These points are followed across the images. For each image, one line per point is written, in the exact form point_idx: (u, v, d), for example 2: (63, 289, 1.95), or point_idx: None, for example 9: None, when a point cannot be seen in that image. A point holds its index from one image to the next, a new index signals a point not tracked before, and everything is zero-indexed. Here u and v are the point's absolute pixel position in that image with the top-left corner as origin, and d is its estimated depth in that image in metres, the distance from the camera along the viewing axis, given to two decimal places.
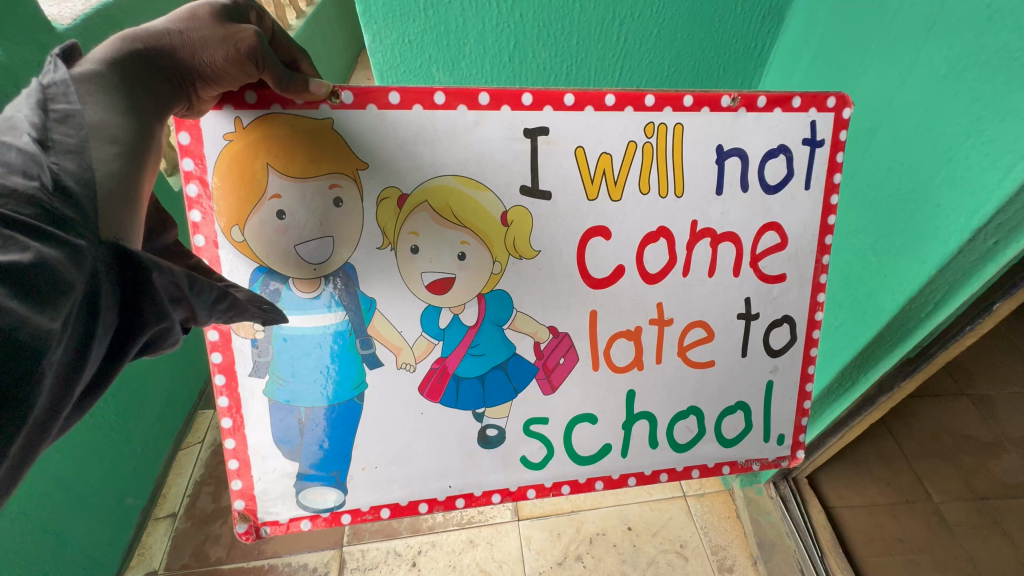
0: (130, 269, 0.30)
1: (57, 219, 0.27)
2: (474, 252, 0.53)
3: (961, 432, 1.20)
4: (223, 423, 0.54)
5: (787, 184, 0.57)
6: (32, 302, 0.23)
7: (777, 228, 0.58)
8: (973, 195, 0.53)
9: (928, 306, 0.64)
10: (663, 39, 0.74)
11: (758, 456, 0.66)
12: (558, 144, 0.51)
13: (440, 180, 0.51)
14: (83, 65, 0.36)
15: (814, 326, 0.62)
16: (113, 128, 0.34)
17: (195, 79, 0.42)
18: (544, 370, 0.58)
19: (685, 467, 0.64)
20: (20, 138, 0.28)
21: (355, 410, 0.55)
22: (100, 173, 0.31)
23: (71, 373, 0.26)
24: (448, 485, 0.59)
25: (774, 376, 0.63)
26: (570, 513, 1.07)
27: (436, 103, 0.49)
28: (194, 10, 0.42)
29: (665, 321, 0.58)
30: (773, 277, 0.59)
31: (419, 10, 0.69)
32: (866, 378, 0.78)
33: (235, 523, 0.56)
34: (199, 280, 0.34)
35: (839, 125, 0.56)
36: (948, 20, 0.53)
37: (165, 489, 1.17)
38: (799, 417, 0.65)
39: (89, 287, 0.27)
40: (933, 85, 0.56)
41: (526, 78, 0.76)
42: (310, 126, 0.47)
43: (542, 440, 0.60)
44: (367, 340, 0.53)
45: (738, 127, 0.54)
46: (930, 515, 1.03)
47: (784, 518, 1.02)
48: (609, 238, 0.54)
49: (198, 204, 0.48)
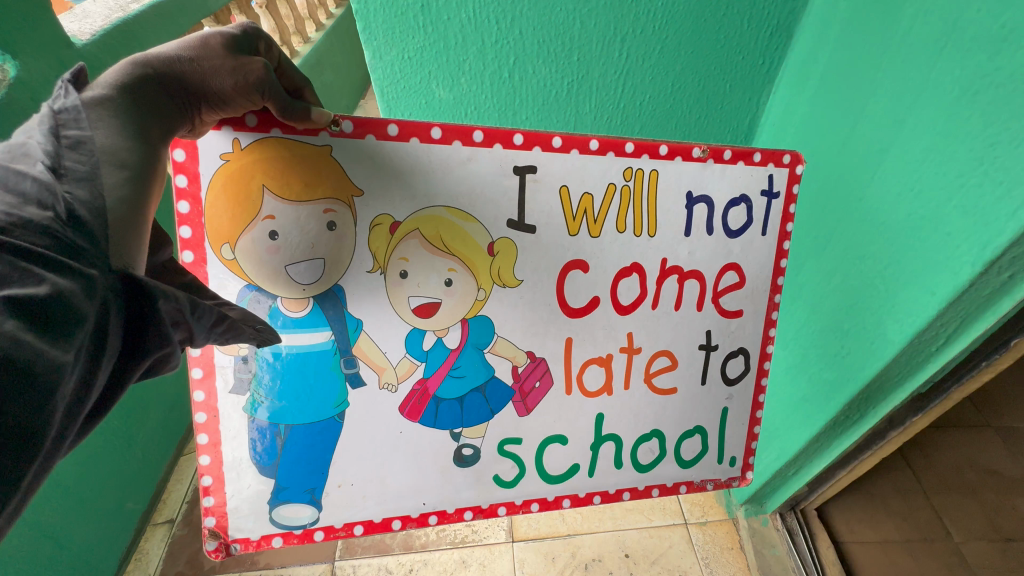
0: (135, 297, 0.31)
1: (69, 249, 0.28)
2: (460, 279, 0.54)
3: (988, 468, 1.15)
4: (199, 440, 0.54)
5: (747, 230, 0.59)
6: (47, 336, 0.24)
7: (737, 269, 0.60)
8: (987, 224, 0.50)
9: (940, 338, 0.60)
10: (665, 57, 0.71)
11: (712, 476, 0.69)
12: (545, 181, 0.53)
13: (432, 210, 0.52)
14: (94, 89, 0.37)
15: (766, 358, 0.65)
16: (124, 152, 0.35)
17: (201, 102, 0.43)
18: (520, 393, 0.60)
19: (646, 487, 0.67)
20: (34, 166, 0.29)
21: (335, 428, 0.56)
22: (111, 200, 0.32)
23: (81, 399, 0.27)
24: (422, 503, 0.60)
25: (729, 403, 0.66)
26: (566, 536, 1.05)
27: (432, 138, 0.50)
28: (205, 39, 0.42)
29: (634, 349, 0.61)
30: (731, 313, 0.62)
31: (418, 28, 0.68)
32: (874, 412, 0.74)
33: (205, 540, 0.56)
34: (201, 304, 0.35)
35: (793, 180, 0.58)
36: (960, 39, 0.49)
37: (165, 494, 1.19)
38: (749, 441, 0.68)
39: (99, 318, 0.28)
40: (945, 107, 0.52)
41: (526, 95, 0.75)
42: (307, 152, 0.48)
43: (515, 459, 0.62)
44: (351, 360, 0.54)
45: (706, 177, 0.56)
46: (949, 555, 0.99)
47: (791, 551, 0.97)
48: (587, 271, 0.57)
49: (188, 221, 0.48)
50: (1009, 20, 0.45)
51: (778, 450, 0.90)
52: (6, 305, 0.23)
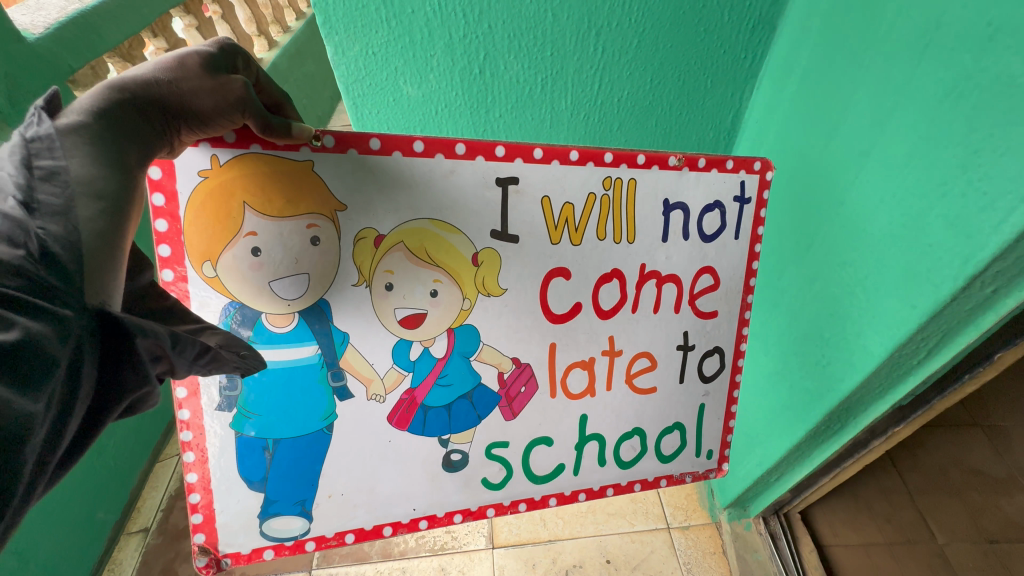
0: (112, 334, 0.31)
1: (42, 287, 0.28)
2: (446, 290, 0.55)
3: (974, 467, 1.19)
4: (186, 458, 0.54)
5: (720, 234, 0.62)
6: (17, 387, 0.25)
7: (711, 271, 0.63)
8: (969, 237, 0.47)
9: (921, 352, 0.60)
10: (644, 50, 0.69)
11: (690, 469, 0.72)
12: (527, 193, 0.54)
13: (416, 223, 0.52)
14: (69, 115, 0.36)
15: (739, 355, 0.68)
16: (100, 182, 0.35)
17: (181, 123, 0.42)
18: (507, 398, 0.61)
19: (629, 481, 0.69)
20: (5, 202, 0.29)
21: (324, 440, 0.56)
22: (85, 233, 0.32)
23: (54, 443, 0.28)
24: (412, 509, 0.61)
25: (706, 399, 0.69)
26: (547, 542, 1.06)
27: (415, 151, 0.51)
28: (182, 58, 0.41)
29: (615, 352, 0.63)
30: (707, 314, 0.65)
31: (381, 21, 0.66)
32: (856, 423, 0.75)
33: (195, 557, 0.56)
34: (181, 337, 0.36)
35: (763, 186, 0.61)
36: (944, 37, 0.46)
37: (140, 502, 1.20)
38: (724, 434, 0.71)
39: (73, 359, 0.28)
40: (928, 112, 0.49)
41: (498, 92, 0.73)
42: (289, 167, 0.48)
43: (502, 462, 0.63)
44: (339, 372, 0.54)
45: (681, 184, 0.58)
46: (931, 556, 1.02)
47: (773, 556, 0.99)
48: (569, 278, 0.58)
49: (167, 239, 0.48)
50: (997, 17, 0.42)
51: (759, 457, 0.90)
52: None
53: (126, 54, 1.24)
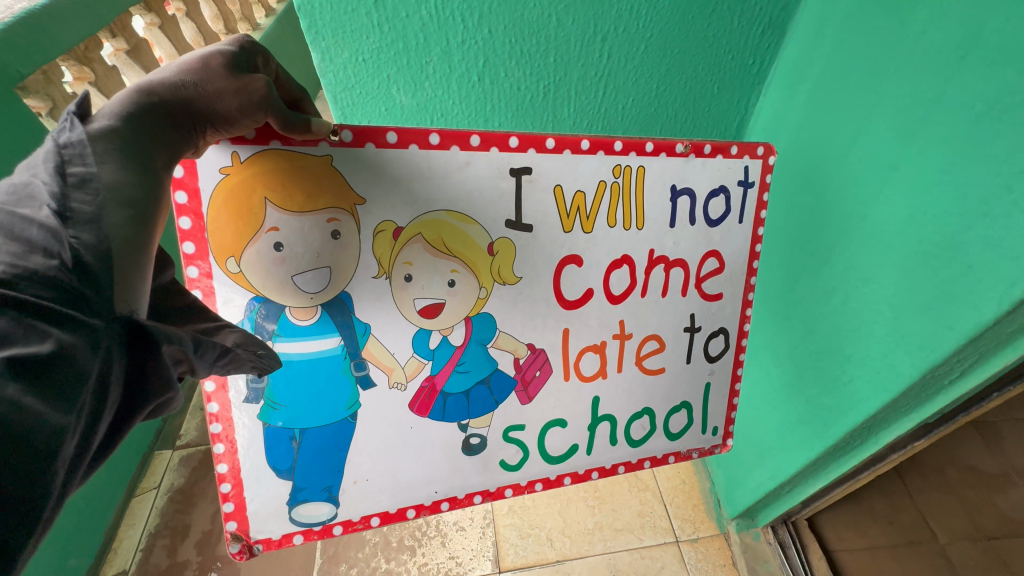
0: (141, 343, 0.32)
1: (76, 297, 0.29)
2: (463, 279, 0.56)
3: (968, 465, 1.26)
4: (216, 449, 0.55)
5: (725, 219, 0.63)
6: (47, 399, 0.26)
7: (717, 255, 0.65)
8: (1015, 259, 0.46)
9: (954, 372, 0.59)
10: (651, 56, 0.69)
11: (697, 446, 0.75)
12: (540, 181, 0.56)
13: (433, 215, 0.53)
14: (100, 120, 0.37)
15: (743, 336, 0.70)
16: (129, 188, 0.35)
17: (206, 125, 0.43)
18: (522, 382, 0.63)
19: (639, 459, 0.72)
20: (40, 211, 0.30)
21: (348, 428, 0.58)
22: (114, 240, 0.32)
23: (85, 448, 0.28)
24: (434, 491, 0.63)
25: (711, 378, 0.71)
26: (555, 564, 1.03)
27: (431, 143, 0.51)
28: (206, 60, 0.42)
29: (626, 335, 0.65)
30: (712, 296, 0.67)
31: (372, 27, 0.63)
32: (876, 439, 0.74)
33: (229, 544, 0.57)
34: (203, 341, 0.37)
35: (766, 170, 0.63)
36: (986, 46, 0.46)
37: (115, 543, 1.18)
38: (729, 411, 0.74)
39: (103, 370, 0.29)
40: (967, 124, 0.49)
41: (499, 99, 0.72)
42: (308, 162, 0.49)
43: (519, 444, 0.65)
44: (361, 362, 0.56)
45: (688, 171, 0.60)
46: (935, 557, 1.07)
47: (783, 565, 1.00)
48: (581, 264, 0.60)
49: (191, 236, 0.49)
50: None
51: (772, 469, 0.91)
52: (9, 367, 0.25)
53: (82, 56, 1.18)
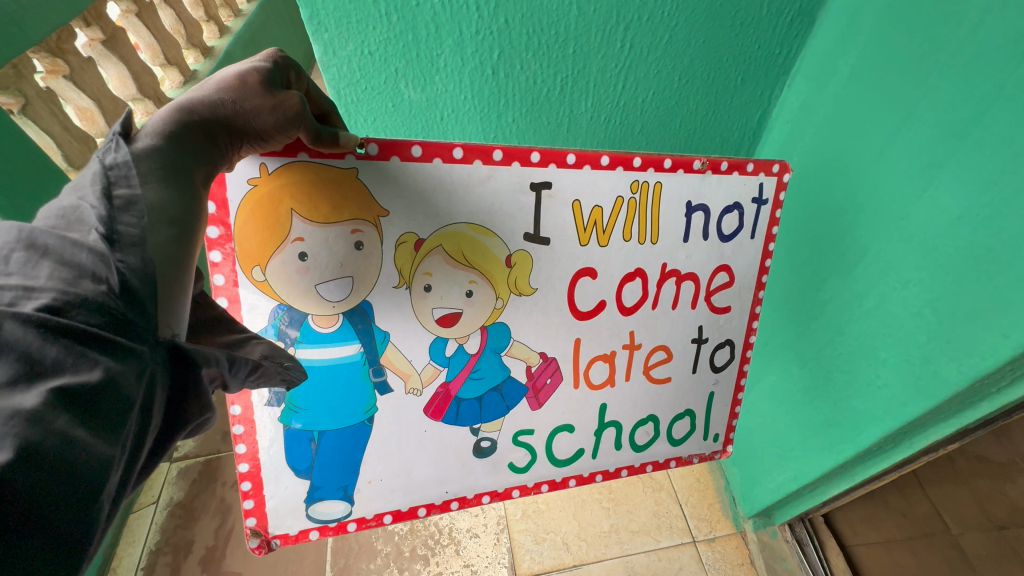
0: (181, 362, 0.34)
1: (123, 324, 0.30)
2: (480, 290, 0.57)
3: None
4: (237, 448, 0.58)
5: (737, 234, 0.64)
6: (95, 428, 0.26)
7: (728, 269, 0.66)
8: None
9: (1002, 380, 0.59)
10: (675, 44, 0.69)
11: (698, 451, 0.77)
12: (559, 196, 0.56)
13: (454, 227, 0.54)
14: (143, 139, 0.37)
15: (748, 347, 0.72)
16: (170, 209, 0.36)
17: (241, 141, 0.43)
18: (533, 389, 0.64)
19: (641, 463, 0.74)
20: (89, 235, 0.31)
21: (365, 431, 0.59)
22: (156, 261, 0.33)
23: (130, 471, 0.29)
24: (445, 491, 0.65)
25: (716, 387, 0.73)
26: (573, 568, 1.05)
27: (454, 158, 0.52)
28: (243, 76, 0.42)
29: (635, 345, 0.66)
30: (720, 309, 0.69)
31: (380, 17, 0.63)
32: (909, 443, 0.74)
33: (249, 539, 0.60)
34: (236, 358, 0.39)
35: (780, 188, 0.63)
36: None
37: (116, 560, 1.11)
38: (731, 419, 0.76)
39: (145, 396, 0.30)
40: None
41: (513, 91, 0.72)
42: (334, 174, 0.49)
43: (528, 448, 0.67)
44: (379, 369, 0.57)
45: (705, 186, 0.61)
46: (948, 548, 1.05)
47: (801, 562, 1.03)
48: (596, 277, 0.61)
49: (218, 245, 0.50)
50: None
51: (795, 471, 0.93)
52: (59, 397, 0.25)
53: (54, 47, 1.13)
